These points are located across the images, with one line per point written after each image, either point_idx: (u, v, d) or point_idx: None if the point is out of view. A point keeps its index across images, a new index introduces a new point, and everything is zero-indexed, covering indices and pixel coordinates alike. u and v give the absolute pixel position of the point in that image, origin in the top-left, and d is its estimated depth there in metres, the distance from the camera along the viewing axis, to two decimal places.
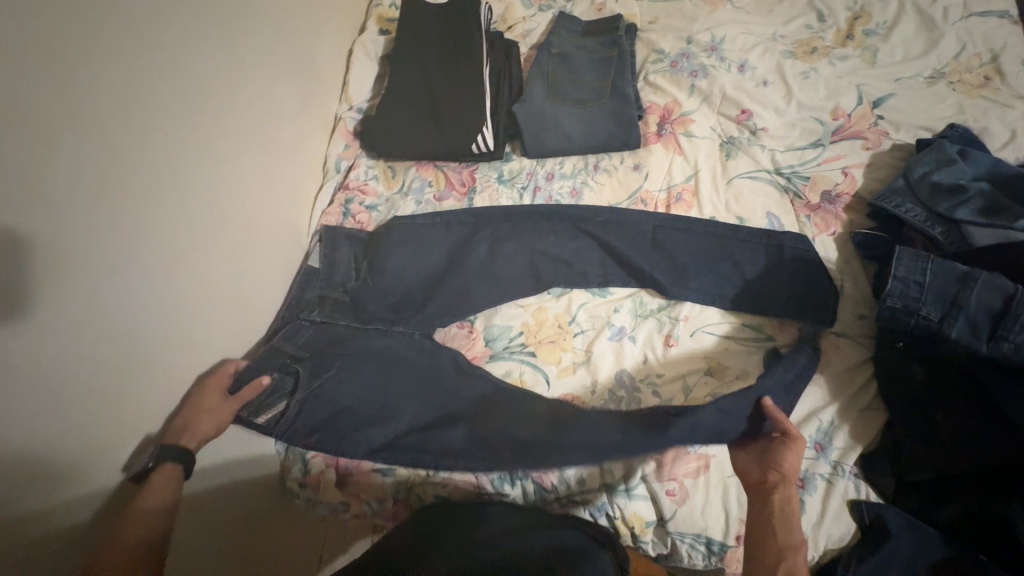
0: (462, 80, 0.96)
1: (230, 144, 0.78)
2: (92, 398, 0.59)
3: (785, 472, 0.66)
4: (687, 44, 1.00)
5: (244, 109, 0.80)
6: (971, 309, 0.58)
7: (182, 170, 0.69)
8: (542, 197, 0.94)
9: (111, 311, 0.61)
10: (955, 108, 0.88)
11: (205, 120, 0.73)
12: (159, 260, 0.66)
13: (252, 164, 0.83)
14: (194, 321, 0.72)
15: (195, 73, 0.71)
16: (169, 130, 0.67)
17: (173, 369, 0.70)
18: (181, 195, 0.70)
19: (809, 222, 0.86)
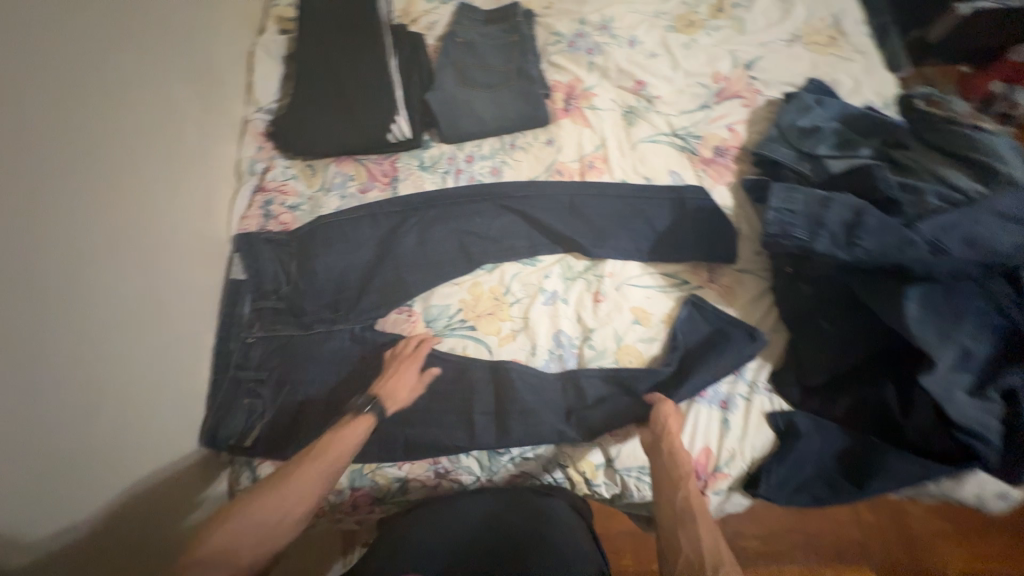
0: (371, 73, 0.97)
1: (129, 155, 0.73)
2: (14, 436, 0.53)
3: (664, 422, 0.74)
4: (581, 25, 1.07)
5: (142, 118, 0.76)
6: (831, 225, 0.68)
7: (74, 183, 0.64)
8: (465, 178, 0.98)
9: (23, 339, 0.55)
10: (810, 65, 1.01)
11: (99, 131, 0.69)
12: (64, 280, 0.61)
13: (158, 175, 0.79)
14: (118, 345, 0.67)
15: (79, 80, 0.66)
16: (55, 140, 0.62)
17: (106, 402, 0.64)
18: (81, 209, 0.65)
19: (705, 175, 0.96)
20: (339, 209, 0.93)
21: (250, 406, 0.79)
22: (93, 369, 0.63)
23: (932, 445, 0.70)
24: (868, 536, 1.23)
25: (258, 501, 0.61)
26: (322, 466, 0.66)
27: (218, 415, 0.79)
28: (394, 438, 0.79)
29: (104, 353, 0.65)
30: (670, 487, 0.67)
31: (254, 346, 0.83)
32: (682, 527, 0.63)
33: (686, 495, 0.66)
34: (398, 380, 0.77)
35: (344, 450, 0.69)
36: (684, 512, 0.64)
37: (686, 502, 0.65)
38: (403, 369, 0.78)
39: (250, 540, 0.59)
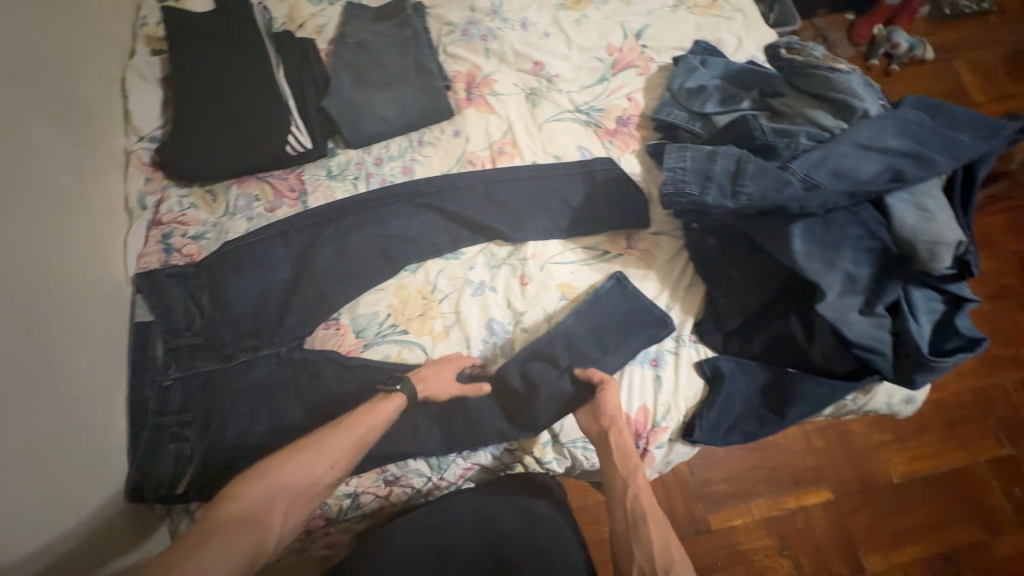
0: (259, 87, 0.94)
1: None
2: None
3: (612, 413, 0.76)
4: (472, 12, 1.06)
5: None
6: (718, 176, 0.72)
7: None
8: (376, 182, 0.96)
9: None
10: (695, 27, 1.06)
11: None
12: None
13: (26, 222, 0.70)
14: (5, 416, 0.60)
15: None
16: None
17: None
18: None
19: (613, 146, 0.99)
20: (247, 232, 0.89)
21: (178, 452, 0.76)
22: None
23: (836, 365, 0.76)
24: (821, 458, 1.32)
25: (294, 465, 0.63)
26: (355, 438, 0.68)
27: (142, 467, 0.74)
28: None
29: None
30: (622, 491, 0.71)
31: (172, 389, 0.79)
32: (635, 532, 0.68)
33: (636, 496, 0.70)
34: (433, 375, 0.77)
35: (375, 423, 0.71)
36: (634, 515, 0.69)
37: (636, 502, 0.69)
38: (441, 363, 0.79)
39: (282, 501, 0.61)
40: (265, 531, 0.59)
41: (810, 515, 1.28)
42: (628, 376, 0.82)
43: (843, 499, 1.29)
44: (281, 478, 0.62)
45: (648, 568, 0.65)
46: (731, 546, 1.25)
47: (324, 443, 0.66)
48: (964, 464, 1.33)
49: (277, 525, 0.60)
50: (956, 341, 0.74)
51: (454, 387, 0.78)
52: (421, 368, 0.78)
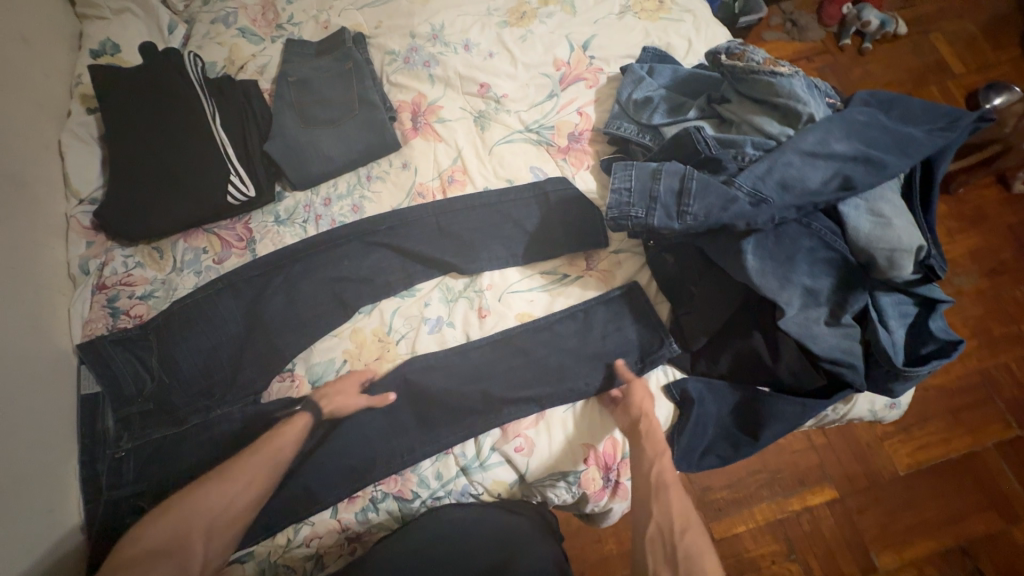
0: (198, 139, 0.92)
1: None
2: None
3: (642, 411, 0.75)
4: (413, 39, 1.03)
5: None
6: (663, 197, 0.69)
7: None
8: (326, 223, 0.93)
9: None
10: (643, 33, 1.02)
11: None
12: None
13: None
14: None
15: None
16: None
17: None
18: None
19: (566, 164, 0.96)
20: (196, 288, 0.88)
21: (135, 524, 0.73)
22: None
23: (807, 382, 0.73)
24: (822, 456, 1.28)
25: (200, 495, 0.66)
26: (259, 461, 0.70)
27: (99, 545, 0.72)
28: (295, 505, 0.74)
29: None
30: (647, 464, 0.72)
31: (126, 460, 0.77)
32: (655, 497, 0.70)
33: (660, 472, 0.71)
34: (336, 393, 0.77)
35: (286, 443, 0.73)
36: (657, 484, 0.70)
37: (659, 477, 0.71)
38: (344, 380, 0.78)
39: (197, 528, 0.64)
40: (183, 557, 0.62)
41: (816, 516, 1.23)
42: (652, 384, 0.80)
43: (850, 498, 1.25)
44: (140, 560, 0.61)
45: (667, 530, 0.68)
46: (736, 554, 1.21)
47: (230, 469, 0.69)
48: (971, 450, 1.28)
49: (196, 551, 0.64)
50: (931, 346, 0.70)
51: (357, 403, 0.77)
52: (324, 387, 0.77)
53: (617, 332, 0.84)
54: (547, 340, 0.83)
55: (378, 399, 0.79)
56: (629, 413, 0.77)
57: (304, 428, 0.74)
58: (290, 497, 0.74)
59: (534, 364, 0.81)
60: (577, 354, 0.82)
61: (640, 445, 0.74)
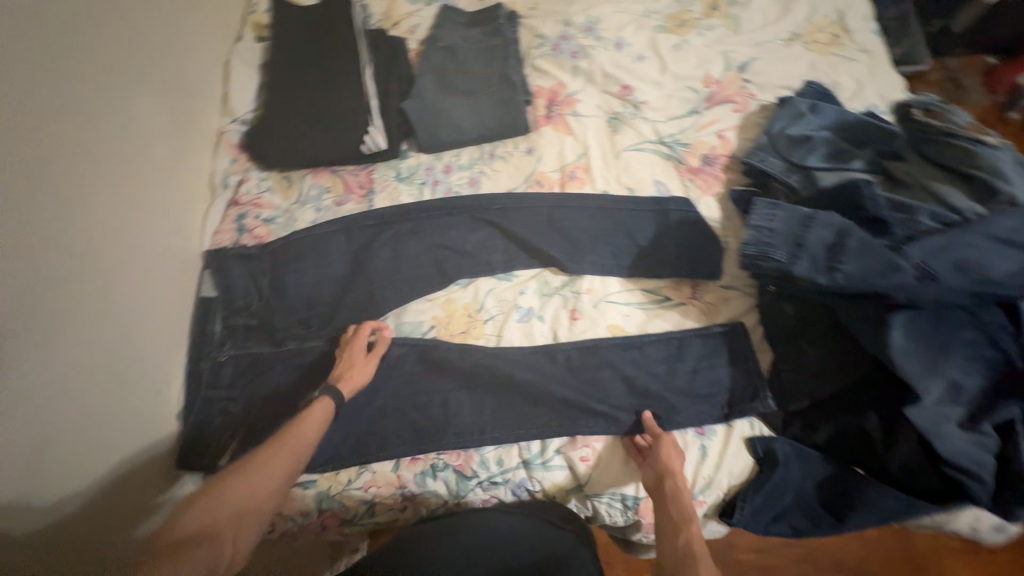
0: (346, 83, 0.96)
1: (80, 163, 0.69)
2: (19, 462, 0.56)
3: (664, 466, 0.70)
4: (566, 27, 1.02)
5: (96, 125, 0.72)
6: (812, 247, 0.64)
7: (67, 207, 0.66)
8: (442, 190, 0.95)
9: (32, 363, 0.59)
10: (809, 66, 0.95)
11: (48, 137, 0.64)
12: (64, 302, 0.64)
13: (114, 186, 0.75)
14: (67, 370, 0.64)
15: (72, 106, 0.68)
16: (50, 167, 0.64)
17: (52, 432, 0.61)
18: (77, 236, 0.67)
19: (693, 186, 0.92)
20: (313, 223, 0.92)
21: (223, 425, 0.79)
22: (37, 397, 0.59)
23: (914, 479, 0.67)
24: (874, 553, 1.17)
25: (230, 488, 0.61)
26: (288, 449, 0.66)
27: (190, 435, 0.79)
28: (365, 450, 0.77)
29: (46, 379, 0.61)
30: (673, 535, 0.65)
31: (226, 365, 0.83)
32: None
33: (688, 543, 0.64)
34: (353, 367, 0.77)
35: (308, 432, 0.69)
36: (684, 558, 0.63)
37: (688, 549, 0.64)
38: (352, 355, 0.78)
39: (230, 523, 0.59)
40: (220, 550, 0.57)
41: None
42: (734, 433, 0.76)
43: None
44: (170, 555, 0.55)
45: None
46: None
47: (257, 460, 0.64)
48: None
49: (231, 542, 0.59)
50: None
51: (373, 366, 0.79)
52: (336, 370, 0.77)
53: (707, 370, 0.80)
54: (639, 357, 0.81)
55: (459, 372, 0.81)
56: (651, 467, 0.72)
57: (325, 415, 0.72)
58: (359, 443, 0.78)
59: (619, 375, 0.80)
60: (663, 377, 0.80)
61: (666, 506, 0.68)
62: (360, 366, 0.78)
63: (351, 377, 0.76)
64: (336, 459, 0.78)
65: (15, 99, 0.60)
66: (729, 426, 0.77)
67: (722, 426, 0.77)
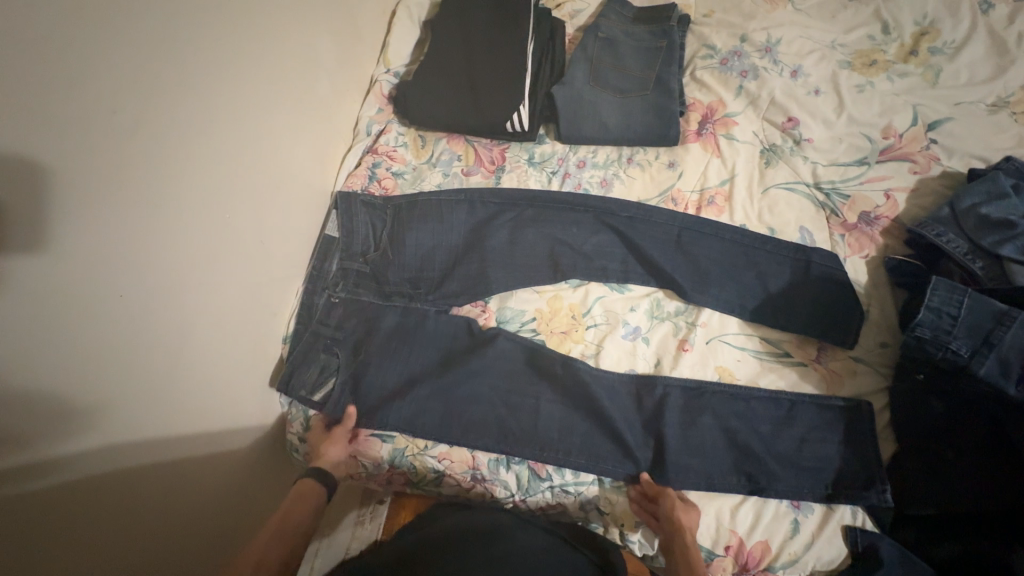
0: (503, 56, 0.95)
1: (255, 89, 0.74)
2: (137, 349, 0.59)
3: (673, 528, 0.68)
4: (741, 43, 0.96)
5: (274, 57, 0.77)
6: (1003, 347, 0.58)
7: (220, 117, 0.68)
8: (571, 184, 0.93)
9: (161, 257, 0.61)
10: (1014, 140, 0.84)
11: (221, 49, 0.67)
12: (200, 208, 0.66)
13: (277, 117, 0.79)
14: (197, 273, 0.67)
15: (244, 21, 0.70)
16: (213, 74, 0.66)
17: (189, 330, 0.66)
18: (224, 148, 0.69)
19: (842, 242, 0.83)
20: (439, 188, 0.93)
21: (325, 361, 0.82)
22: (182, 296, 0.64)
23: None
24: None
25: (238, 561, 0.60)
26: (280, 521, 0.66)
27: (295, 364, 0.82)
28: (449, 428, 0.78)
29: (194, 281, 0.66)
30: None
31: (336, 306, 0.86)
32: None
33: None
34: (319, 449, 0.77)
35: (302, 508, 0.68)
36: None
37: None
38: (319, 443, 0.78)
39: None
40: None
41: None
42: (833, 517, 0.70)
43: None
44: None
45: None
46: None
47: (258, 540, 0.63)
48: None
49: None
50: None
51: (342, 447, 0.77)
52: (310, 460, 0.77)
53: (815, 442, 0.74)
54: (743, 411, 0.77)
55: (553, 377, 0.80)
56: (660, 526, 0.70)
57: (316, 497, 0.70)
58: (442, 417, 0.78)
59: (719, 423, 0.76)
60: (765, 439, 0.75)
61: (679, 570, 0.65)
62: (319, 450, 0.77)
63: (325, 454, 0.75)
64: (416, 426, 0.78)
65: (214, 17, 0.65)
66: (830, 509, 0.71)
67: (820, 507, 0.72)
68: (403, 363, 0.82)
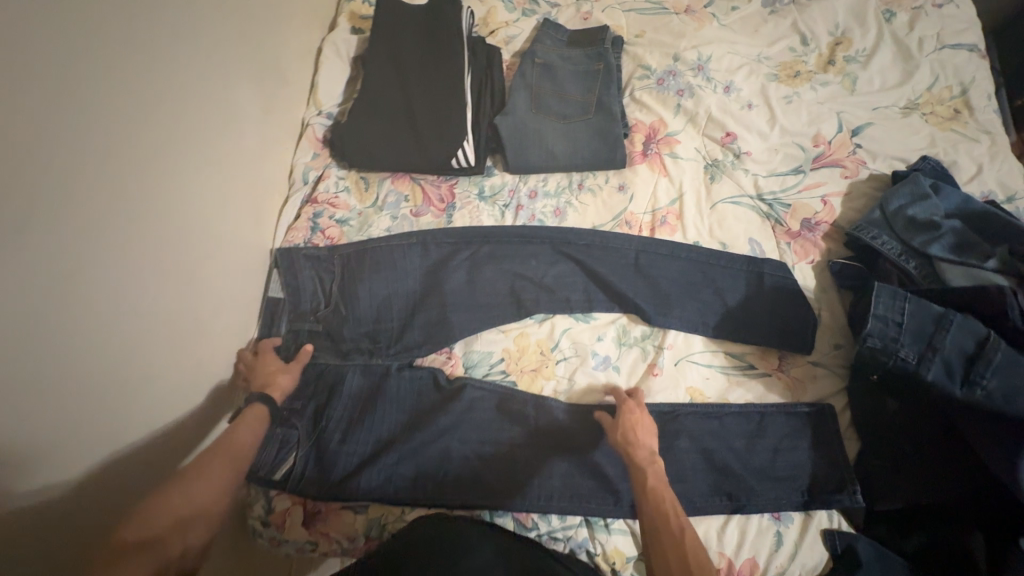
0: (441, 89, 0.92)
1: (170, 152, 0.66)
2: (48, 455, 0.52)
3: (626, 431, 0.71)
4: (674, 61, 0.98)
5: (192, 112, 0.70)
6: (946, 351, 0.62)
7: (143, 184, 0.62)
8: (525, 216, 0.91)
9: (74, 351, 0.55)
10: (927, 140, 0.90)
11: (141, 111, 0.61)
12: (122, 287, 0.60)
13: (199, 179, 0.72)
14: (122, 356, 0.61)
15: (162, 77, 0.64)
16: (131, 139, 0.60)
17: (104, 432, 0.59)
18: (149, 216, 0.63)
19: (789, 250, 0.86)
20: (389, 232, 0.88)
21: (285, 436, 0.76)
22: (105, 383, 0.58)
23: None
24: None
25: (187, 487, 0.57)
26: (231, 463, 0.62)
27: None
28: (428, 489, 0.74)
29: (105, 379, 0.59)
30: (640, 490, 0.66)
31: None
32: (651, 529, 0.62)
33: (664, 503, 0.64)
34: (260, 367, 0.76)
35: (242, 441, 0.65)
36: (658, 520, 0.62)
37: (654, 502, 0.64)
38: (260, 360, 0.77)
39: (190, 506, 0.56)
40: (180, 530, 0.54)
41: None
42: (814, 524, 0.72)
43: None
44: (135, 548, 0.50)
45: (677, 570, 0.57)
46: None
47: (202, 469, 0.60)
48: None
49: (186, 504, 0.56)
50: None
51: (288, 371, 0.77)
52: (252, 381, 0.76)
53: (788, 452, 0.76)
54: (717, 429, 0.78)
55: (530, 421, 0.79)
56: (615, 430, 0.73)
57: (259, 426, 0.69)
58: (418, 479, 0.75)
59: (697, 445, 0.77)
60: (741, 455, 0.76)
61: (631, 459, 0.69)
62: (269, 369, 0.76)
63: (276, 382, 0.75)
64: (392, 493, 0.74)
65: (119, 83, 0.58)
66: (813, 515, 0.73)
67: (802, 516, 0.73)
68: (373, 428, 0.78)
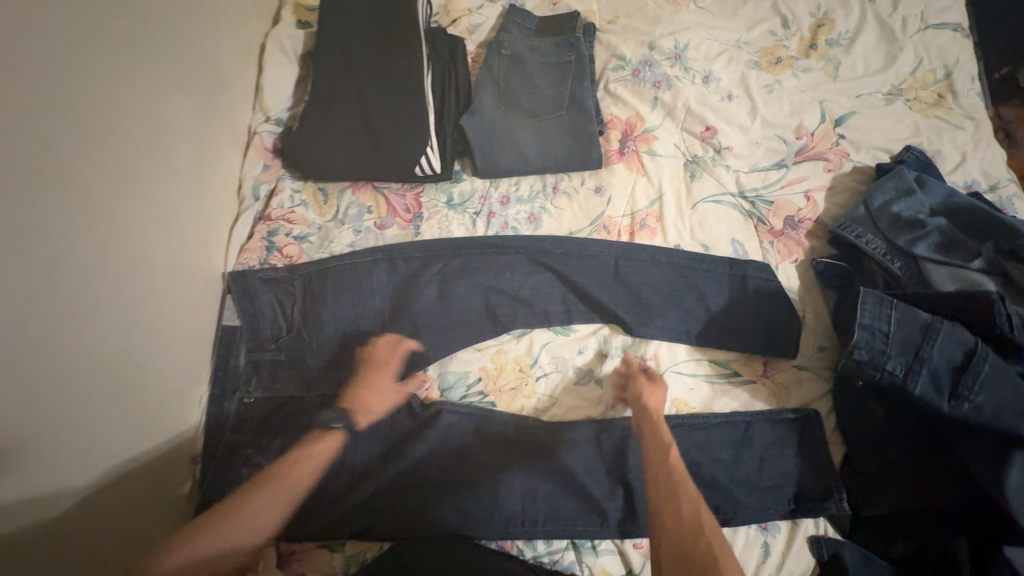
0: (399, 89, 0.85)
1: (84, 178, 0.58)
2: None
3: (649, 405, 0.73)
4: (650, 50, 0.92)
5: (108, 126, 0.62)
6: (933, 362, 0.60)
7: (52, 215, 0.55)
8: (497, 224, 0.85)
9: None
10: (911, 128, 0.87)
11: (42, 130, 0.53)
12: (38, 333, 0.53)
13: (127, 206, 0.64)
14: (51, 410, 0.54)
15: (63, 88, 0.56)
16: (32, 164, 0.53)
17: (37, 498, 0.53)
18: (64, 249, 0.56)
19: (772, 250, 0.83)
20: (352, 248, 0.82)
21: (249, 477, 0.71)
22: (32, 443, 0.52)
23: None
24: None
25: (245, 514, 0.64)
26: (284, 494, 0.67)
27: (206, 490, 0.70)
28: (407, 522, 0.70)
29: (31, 445, 0.52)
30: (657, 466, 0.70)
31: (253, 409, 0.75)
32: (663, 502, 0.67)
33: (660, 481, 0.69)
34: (371, 383, 0.75)
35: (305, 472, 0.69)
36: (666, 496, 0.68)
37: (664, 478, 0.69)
38: (377, 373, 0.76)
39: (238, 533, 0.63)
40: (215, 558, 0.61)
41: None
42: (801, 532, 0.71)
43: None
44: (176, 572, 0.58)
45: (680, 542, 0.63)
46: None
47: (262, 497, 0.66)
48: None
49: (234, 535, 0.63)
50: None
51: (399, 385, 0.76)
52: (353, 390, 0.75)
53: (775, 460, 0.74)
54: (703, 442, 0.75)
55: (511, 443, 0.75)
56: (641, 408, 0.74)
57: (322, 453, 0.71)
58: (396, 512, 0.71)
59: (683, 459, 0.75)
60: (728, 467, 0.74)
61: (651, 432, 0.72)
62: (384, 388, 0.75)
63: (372, 405, 0.75)
64: (370, 529, 0.70)
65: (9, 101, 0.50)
66: (799, 524, 0.72)
67: (788, 524, 0.72)
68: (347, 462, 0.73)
